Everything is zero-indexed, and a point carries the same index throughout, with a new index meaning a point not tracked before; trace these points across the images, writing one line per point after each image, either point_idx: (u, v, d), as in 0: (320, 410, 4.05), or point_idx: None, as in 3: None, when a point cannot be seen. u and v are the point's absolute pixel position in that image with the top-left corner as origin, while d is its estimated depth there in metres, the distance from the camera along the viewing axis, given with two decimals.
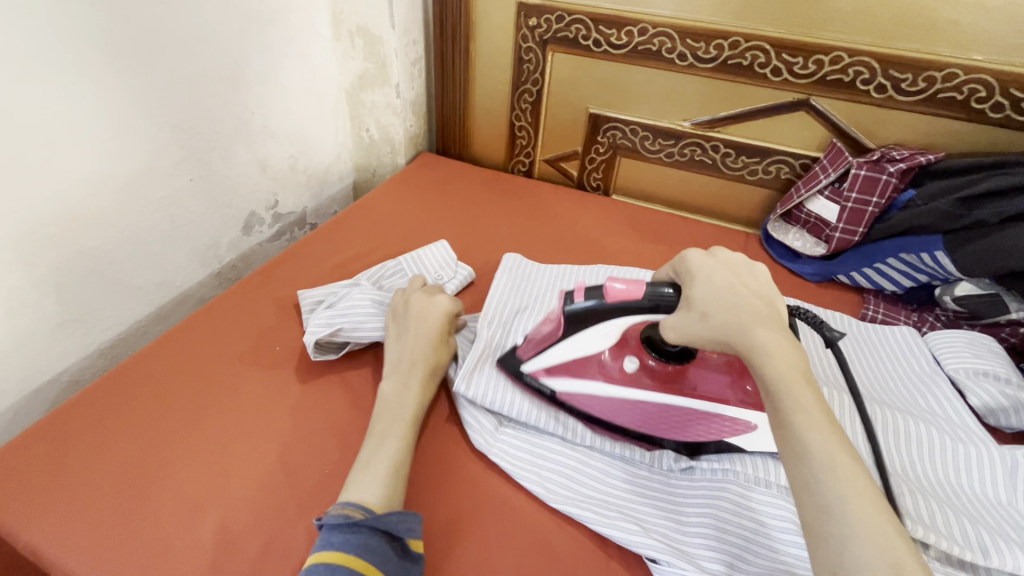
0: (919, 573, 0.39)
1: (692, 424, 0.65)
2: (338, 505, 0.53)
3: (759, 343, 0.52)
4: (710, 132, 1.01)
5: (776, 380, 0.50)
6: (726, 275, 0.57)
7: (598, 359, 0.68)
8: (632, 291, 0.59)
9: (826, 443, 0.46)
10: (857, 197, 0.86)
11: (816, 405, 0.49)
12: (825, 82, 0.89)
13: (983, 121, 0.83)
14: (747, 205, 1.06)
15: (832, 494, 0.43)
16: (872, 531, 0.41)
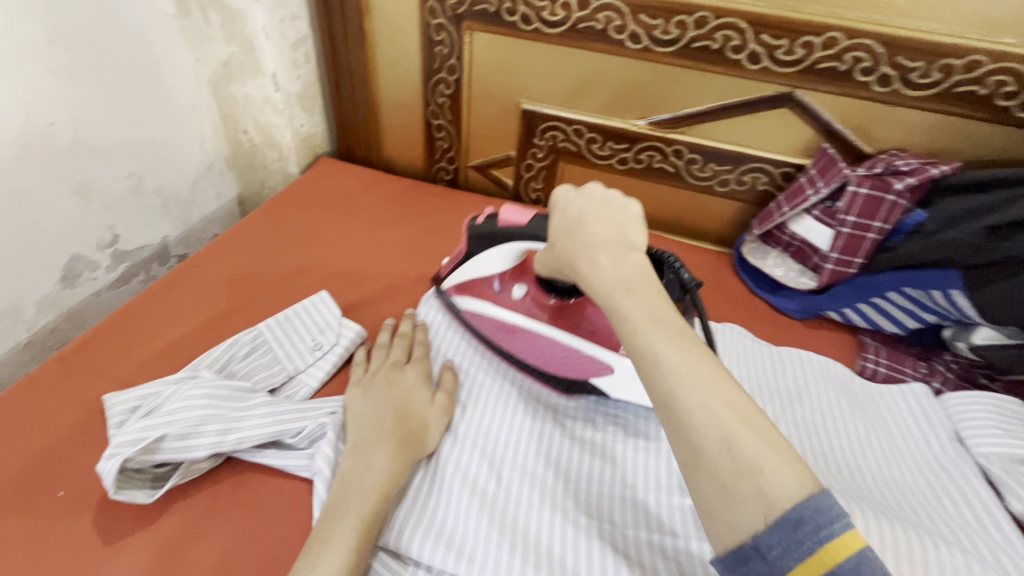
0: (755, 444, 0.34)
1: (578, 364, 0.62)
2: None
3: (585, 266, 0.46)
4: (671, 133, 0.81)
5: (608, 292, 0.43)
6: (582, 206, 0.50)
7: (495, 282, 0.67)
8: (520, 215, 0.61)
9: (652, 342, 0.38)
10: (855, 221, 0.68)
11: (659, 306, 0.41)
12: (814, 71, 0.69)
13: (1009, 123, 0.66)
14: (717, 220, 0.87)
15: (666, 385, 0.37)
16: (702, 405, 0.35)
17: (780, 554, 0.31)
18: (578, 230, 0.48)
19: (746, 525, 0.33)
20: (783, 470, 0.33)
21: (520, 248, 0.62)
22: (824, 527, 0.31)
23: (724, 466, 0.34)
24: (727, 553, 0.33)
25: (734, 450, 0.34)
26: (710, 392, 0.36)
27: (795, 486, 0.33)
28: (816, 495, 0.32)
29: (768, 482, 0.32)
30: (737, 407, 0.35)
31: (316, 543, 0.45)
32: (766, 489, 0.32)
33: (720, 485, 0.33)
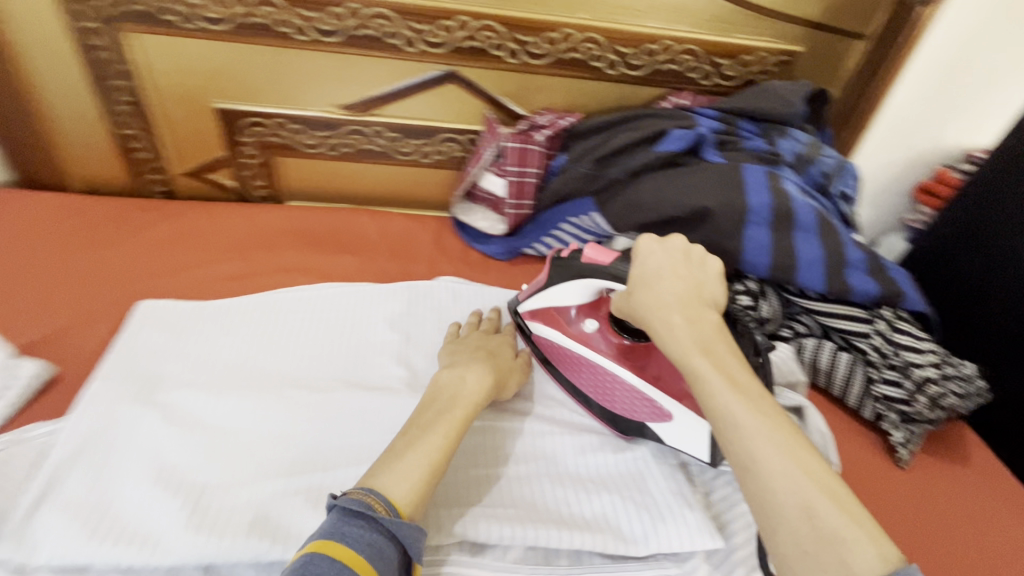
0: (833, 515, 0.40)
1: (627, 404, 0.63)
2: (363, 491, 0.47)
3: (663, 328, 0.52)
4: (367, 116, 0.88)
5: (685, 355, 0.50)
6: (662, 260, 0.56)
7: (571, 315, 0.68)
8: (601, 254, 0.61)
9: (734, 406, 0.45)
10: (515, 170, 0.84)
11: (732, 368, 0.49)
12: (460, 50, 0.82)
13: (606, 79, 0.86)
14: (434, 188, 0.98)
15: (767, 468, 0.43)
16: (787, 480, 0.42)
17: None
18: (654, 280, 0.55)
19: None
20: (864, 545, 0.38)
21: (603, 286, 0.62)
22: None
23: (807, 531, 0.40)
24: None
25: (815, 516, 0.40)
26: (780, 468, 0.42)
27: (873, 562, 0.37)
28: (895, 571, 0.36)
29: (846, 551, 0.38)
30: (811, 474, 0.42)
31: (415, 427, 0.54)
32: (850, 561, 0.38)
33: (806, 551, 0.40)
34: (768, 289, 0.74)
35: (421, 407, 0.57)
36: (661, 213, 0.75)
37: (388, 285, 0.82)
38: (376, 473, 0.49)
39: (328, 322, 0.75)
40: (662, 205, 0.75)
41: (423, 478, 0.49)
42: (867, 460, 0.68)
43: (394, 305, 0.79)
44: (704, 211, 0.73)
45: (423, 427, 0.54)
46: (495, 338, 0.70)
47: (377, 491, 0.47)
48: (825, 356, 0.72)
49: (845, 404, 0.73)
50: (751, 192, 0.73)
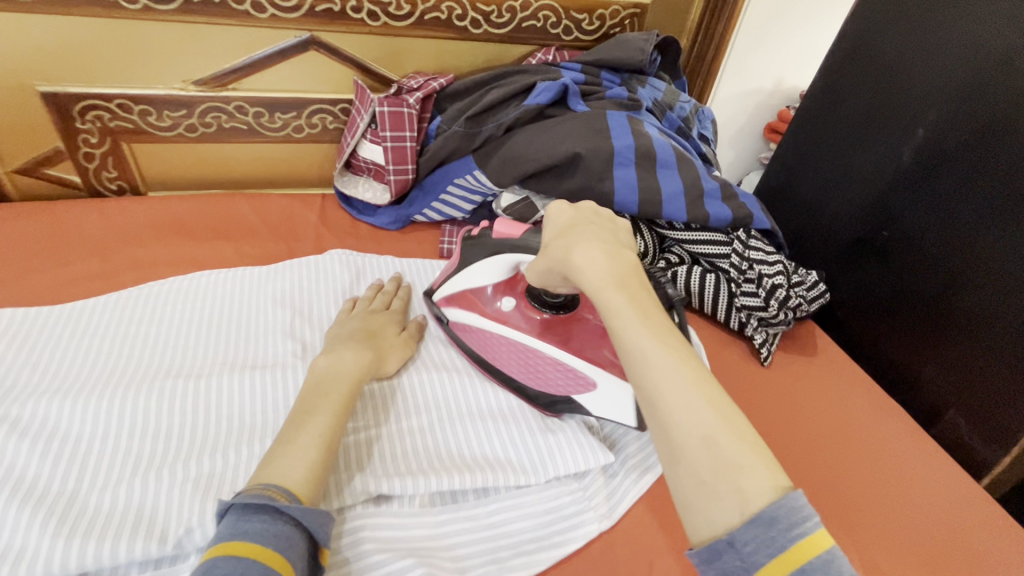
0: (730, 444, 0.39)
1: (549, 377, 0.61)
2: (262, 487, 0.44)
3: (579, 261, 0.49)
4: (225, 91, 0.83)
5: (601, 290, 0.48)
6: (582, 210, 0.56)
7: (486, 294, 0.65)
8: (513, 228, 0.63)
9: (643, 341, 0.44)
10: (392, 135, 0.83)
11: (646, 306, 0.47)
12: (316, 14, 0.79)
13: (472, 38, 0.87)
14: (313, 164, 0.94)
15: (672, 395, 0.41)
16: (687, 411, 0.40)
17: (754, 547, 0.35)
18: (571, 227, 0.53)
19: (720, 518, 0.37)
20: (760, 472, 0.37)
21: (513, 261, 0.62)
22: (796, 525, 0.35)
23: (707, 463, 0.38)
24: (704, 545, 0.37)
25: (715, 447, 0.39)
26: (684, 401, 0.41)
27: (767, 489, 0.37)
28: (786, 495, 0.36)
29: (744, 481, 0.37)
30: (718, 410, 0.41)
31: (300, 413, 0.52)
32: (744, 487, 0.37)
33: (703, 480, 0.38)
34: (640, 226, 0.81)
35: (307, 389, 0.55)
36: (538, 162, 0.77)
37: (271, 265, 0.78)
38: (265, 466, 0.46)
39: (203, 309, 0.70)
40: (538, 155, 0.77)
41: (315, 459, 0.48)
42: (736, 364, 0.76)
43: (298, 275, 0.77)
44: (576, 156, 0.76)
45: (310, 409, 0.52)
46: (378, 317, 0.67)
47: (274, 485, 0.45)
48: (695, 280, 0.80)
49: (717, 320, 0.81)
50: (615, 135, 0.77)
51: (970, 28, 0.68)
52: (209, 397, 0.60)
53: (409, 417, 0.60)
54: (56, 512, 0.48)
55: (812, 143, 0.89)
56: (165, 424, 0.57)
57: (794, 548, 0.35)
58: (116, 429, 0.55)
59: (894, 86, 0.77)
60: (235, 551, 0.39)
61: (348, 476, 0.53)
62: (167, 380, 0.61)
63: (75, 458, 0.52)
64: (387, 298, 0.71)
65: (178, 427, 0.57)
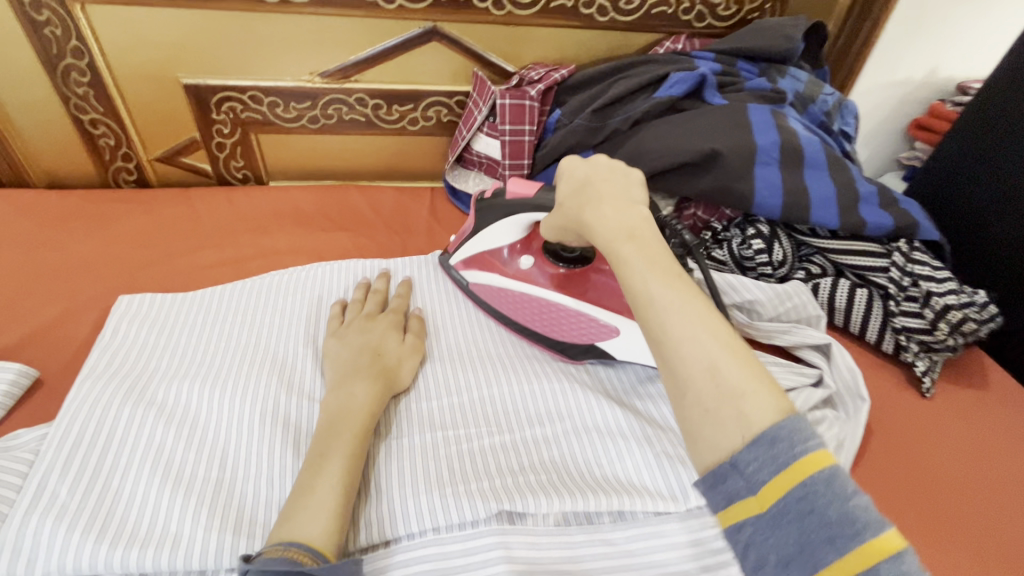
0: (734, 371, 0.35)
1: (569, 325, 0.65)
2: (279, 547, 0.40)
3: (592, 217, 0.47)
4: (347, 83, 0.83)
5: (611, 240, 0.45)
6: (592, 168, 0.52)
7: (505, 253, 0.68)
8: (525, 187, 0.62)
9: (653, 286, 0.40)
10: (511, 128, 0.80)
11: (658, 250, 0.42)
12: (443, 4, 0.77)
13: (597, 27, 0.82)
14: (423, 157, 0.94)
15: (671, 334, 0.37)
16: (692, 342, 0.36)
17: (757, 468, 0.32)
18: (586, 186, 0.50)
19: (723, 443, 0.34)
20: (765, 396, 0.34)
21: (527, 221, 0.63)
22: (799, 444, 0.32)
23: (707, 389, 0.35)
24: (707, 471, 0.35)
25: (718, 374, 0.35)
26: (695, 335, 0.36)
27: (772, 410, 0.33)
28: (790, 416, 0.33)
29: (746, 405, 0.33)
30: (719, 335, 0.36)
31: (316, 455, 0.48)
32: (748, 411, 0.33)
33: (706, 410, 0.34)
34: (778, 231, 0.73)
35: (320, 436, 0.50)
36: (671, 158, 0.70)
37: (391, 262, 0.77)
38: (284, 521, 0.43)
39: (326, 302, 0.70)
40: (669, 150, 0.70)
41: (338, 505, 0.44)
42: (892, 392, 0.67)
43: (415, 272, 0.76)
44: (713, 153, 0.69)
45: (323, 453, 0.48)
46: (376, 326, 0.63)
47: (297, 540, 0.41)
48: (842, 294, 0.71)
49: (866, 340, 0.72)
50: (759, 130, 0.70)
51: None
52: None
53: (534, 427, 0.57)
54: (204, 500, 0.49)
55: (987, 145, 0.78)
56: (299, 418, 0.57)
57: (795, 463, 0.32)
58: (253, 420, 0.55)
59: None
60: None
61: (480, 484, 0.51)
62: (298, 374, 0.61)
63: (214, 447, 0.53)
64: (376, 299, 0.68)
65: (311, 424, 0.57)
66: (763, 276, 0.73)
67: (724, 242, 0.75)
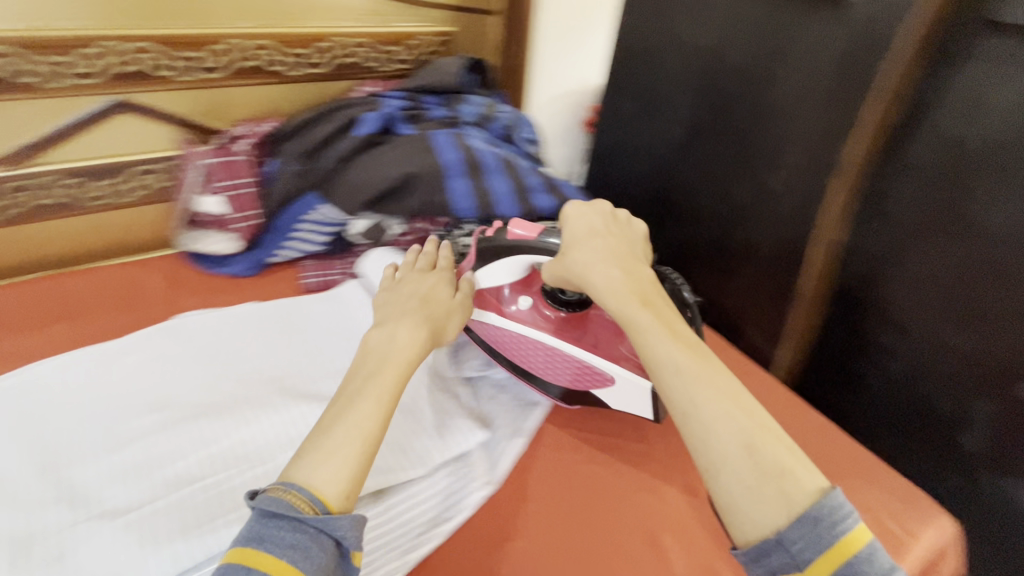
0: (774, 452, 0.44)
1: (577, 374, 0.67)
2: (281, 490, 0.43)
3: (603, 279, 0.56)
4: (24, 168, 0.77)
5: (628, 308, 0.54)
6: (600, 220, 0.64)
7: (501, 295, 0.72)
8: (526, 229, 0.67)
9: (671, 355, 0.49)
10: (227, 184, 0.84)
11: (665, 319, 0.53)
12: (117, 77, 0.78)
13: (290, 80, 0.92)
14: (146, 228, 0.91)
15: (706, 411, 0.46)
16: (725, 423, 0.45)
17: (805, 545, 0.40)
18: (577, 243, 0.61)
19: (771, 521, 0.42)
20: (803, 478, 0.43)
21: (530, 260, 0.68)
22: (836, 523, 0.41)
23: (746, 466, 0.43)
24: (752, 546, 0.42)
25: (756, 454, 0.43)
26: (751, 422, 0.45)
27: (807, 491, 0.42)
28: (827, 496, 0.41)
29: (797, 481, 0.43)
30: (747, 411, 0.46)
31: (340, 401, 0.49)
32: (791, 489, 0.42)
33: (749, 485, 0.43)
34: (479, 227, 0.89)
35: (351, 371, 0.53)
36: (374, 188, 0.83)
37: (130, 337, 0.75)
38: (299, 461, 0.45)
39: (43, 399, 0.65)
40: (369, 181, 0.83)
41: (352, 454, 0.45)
42: None
43: (153, 341, 0.74)
44: (405, 176, 0.84)
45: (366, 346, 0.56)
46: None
47: (293, 483, 0.43)
48: None
49: None
50: (440, 150, 0.86)
51: (693, 34, 0.87)
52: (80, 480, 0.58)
53: (291, 442, 0.63)
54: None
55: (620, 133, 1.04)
56: (32, 521, 0.54)
57: (838, 543, 0.40)
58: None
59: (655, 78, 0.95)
60: (240, 558, 0.40)
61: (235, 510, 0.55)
62: (25, 476, 0.58)
63: None
64: (427, 257, 0.71)
65: (45, 524, 0.54)
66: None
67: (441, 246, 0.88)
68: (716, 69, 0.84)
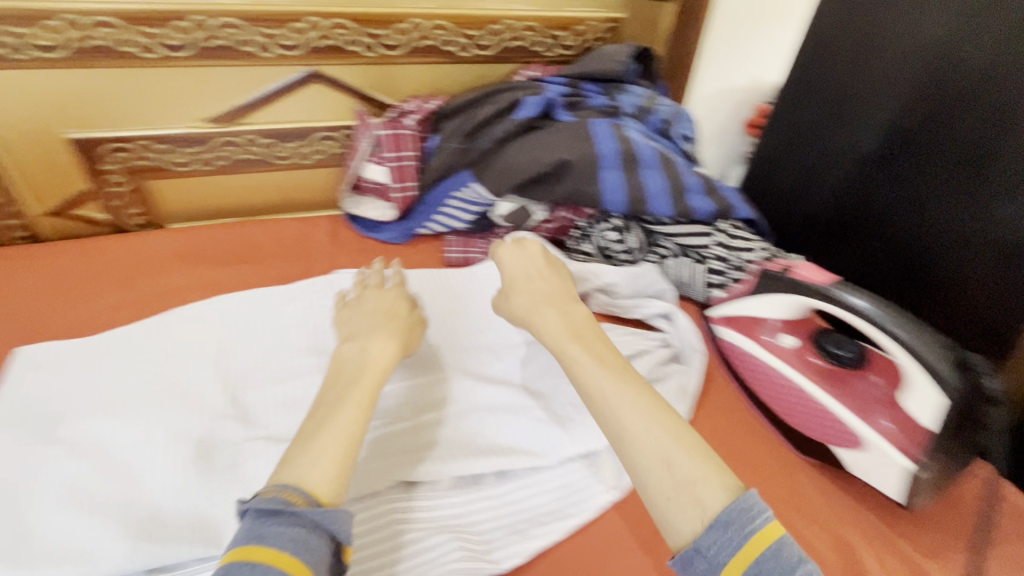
0: (687, 463, 0.47)
1: (815, 416, 0.66)
2: (276, 490, 0.44)
3: (541, 322, 0.65)
4: (237, 126, 0.89)
5: (561, 344, 0.61)
6: (529, 266, 0.73)
7: (765, 326, 0.73)
8: (822, 275, 0.66)
9: (595, 376, 0.56)
10: (394, 156, 0.89)
11: (592, 343, 0.60)
12: (317, 50, 0.86)
13: (462, 61, 0.93)
14: (322, 187, 1.01)
15: (622, 419, 0.51)
16: (645, 430, 0.50)
17: (715, 551, 0.43)
18: (528, 280, 0.71)
19: (686, 528, 0.45)
20: (713, 483, 0.46)
21: (808, 304, 0.66)
22: (746, 523, 0.43)
23: (668, 482, 0.46)
24: (680, 552, 0.45)
25: (673, 466, 0.47)
26: (647, 433, 0.50)
27: (719, 495, 0.45)
28: (738, 498, 0.44)
29: (701, 494, 0.45)
30: (676, 436, 0.49)
31: (322, 407, 0.52)
32: (702, 496, 0.45)
33: (669, 497, 0.46)
34: (631, 223, 0.87)
35: (328, 384, 0.56)
36: (529, 171, 0.83)
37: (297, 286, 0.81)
38: (289, 465, 0.47)
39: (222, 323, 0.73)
40: (525, 164, 0.84)
41: (340, 456, 0.48)
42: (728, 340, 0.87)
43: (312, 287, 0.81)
44: (561, 163, 0.82)
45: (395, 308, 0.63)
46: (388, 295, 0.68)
47: (297, 484, 0.45)
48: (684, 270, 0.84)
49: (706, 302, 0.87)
50: (597, 141, 0.83)
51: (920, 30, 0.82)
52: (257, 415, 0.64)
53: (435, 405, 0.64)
54: (121, 521, 0.53)
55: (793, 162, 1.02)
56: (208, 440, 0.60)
57: (746, 543, 0.42)
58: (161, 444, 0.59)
59: (849, 97, 0.92)
60: (245, 556, 0.40)
61: (376, 464, 0.58)
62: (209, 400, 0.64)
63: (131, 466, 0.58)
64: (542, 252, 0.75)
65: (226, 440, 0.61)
66: (623, 263, 0.87)
67: (588, 236, 0.89)
68: (945, 69, 0.81)
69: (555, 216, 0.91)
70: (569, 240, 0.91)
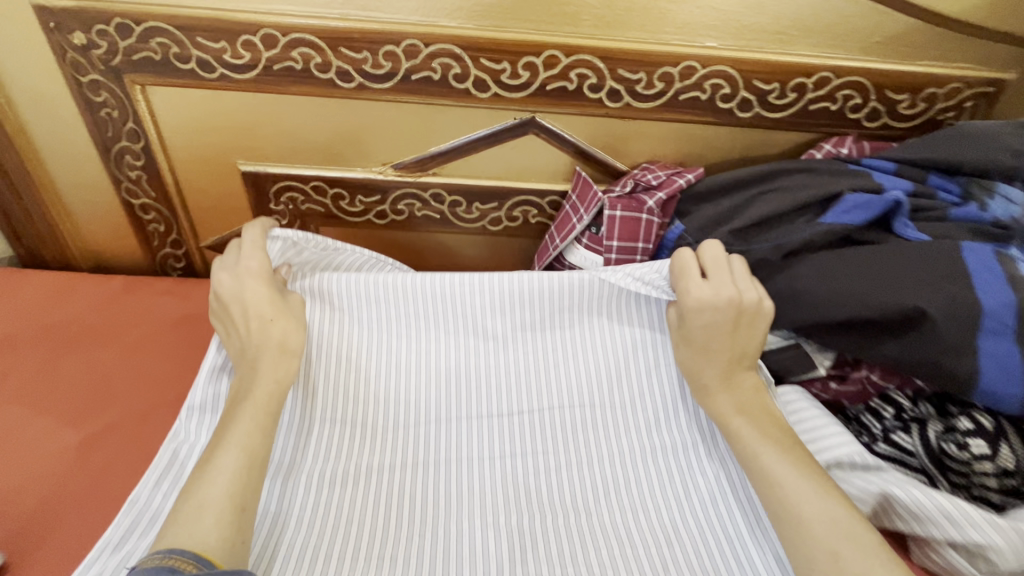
0: (858, 560, 0.39)
1: None
2: (156, 556, 0.36)
3: (701, 393, 0.51)
4: (424, 176, 0.70)
5: (722, 412, 0.50)
6: (711, 307, 0.50)
7: None
8: None
9: (755, 441, 0.47)
10: (620, 245, 0.63)
11: (766, 424, 0.48)
12: (546, 93, 0.63)
13: (735, 124, 0.65)
14: (503, 259, 0.79)
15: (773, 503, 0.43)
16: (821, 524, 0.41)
17: None
18: (694, 331, 0.51)
19: None
20: None
21: None
22: None
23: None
24: None
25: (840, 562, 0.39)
26: (815, 505, 0.42)
27: None
28: None
29: None
30: (854, 534, 0.40)
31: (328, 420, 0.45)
32: None
33: None
34: (1005, 425, 0.51)
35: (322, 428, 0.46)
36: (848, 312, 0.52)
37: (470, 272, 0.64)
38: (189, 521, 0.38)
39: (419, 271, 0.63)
40: (843, 302, 0.52)
41: (237, 481, 0.42)
42: None
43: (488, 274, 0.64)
44: (913, 314, 0.50)
45: (254, 364, 0.49)
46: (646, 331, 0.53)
47: (184, 549, 0.37)
48: None
49: None
50: (983, 286, 0.49)
51: None
52: (436, 405, 0.55)
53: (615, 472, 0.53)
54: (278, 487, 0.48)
55: None
56: (380, 460, 0.52)
57: None
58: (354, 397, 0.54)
59: None
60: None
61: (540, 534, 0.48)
62: (404, 366, 0.56)
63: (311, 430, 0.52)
64: (722, 261, 0.52)
65: (396, 429, 0.54)
66: (976, 483, 0.52)
67: (913, 425, 0.55)
68: None
69: (853, 376, 0.58)
70: (869, 417, 0.58)
